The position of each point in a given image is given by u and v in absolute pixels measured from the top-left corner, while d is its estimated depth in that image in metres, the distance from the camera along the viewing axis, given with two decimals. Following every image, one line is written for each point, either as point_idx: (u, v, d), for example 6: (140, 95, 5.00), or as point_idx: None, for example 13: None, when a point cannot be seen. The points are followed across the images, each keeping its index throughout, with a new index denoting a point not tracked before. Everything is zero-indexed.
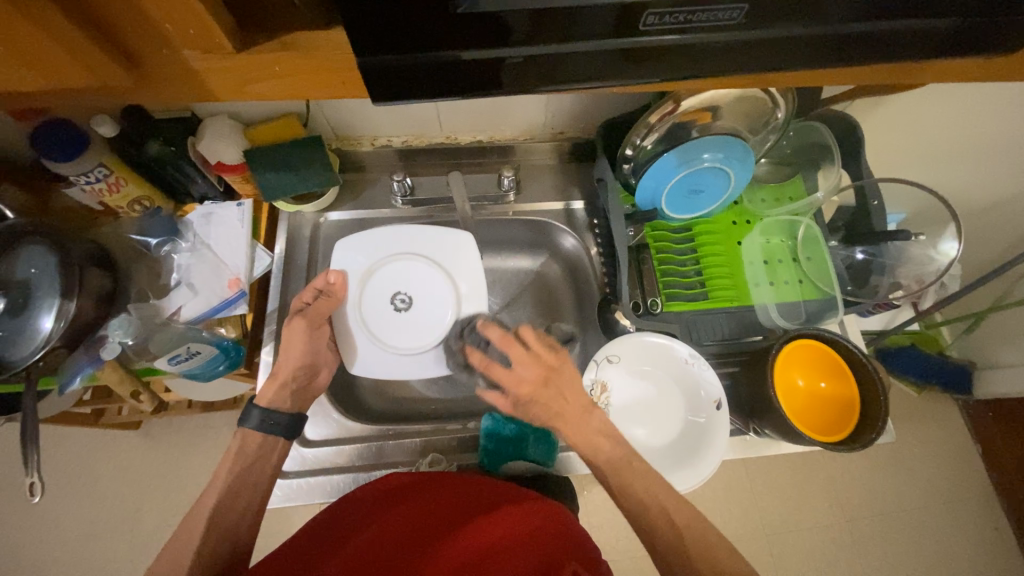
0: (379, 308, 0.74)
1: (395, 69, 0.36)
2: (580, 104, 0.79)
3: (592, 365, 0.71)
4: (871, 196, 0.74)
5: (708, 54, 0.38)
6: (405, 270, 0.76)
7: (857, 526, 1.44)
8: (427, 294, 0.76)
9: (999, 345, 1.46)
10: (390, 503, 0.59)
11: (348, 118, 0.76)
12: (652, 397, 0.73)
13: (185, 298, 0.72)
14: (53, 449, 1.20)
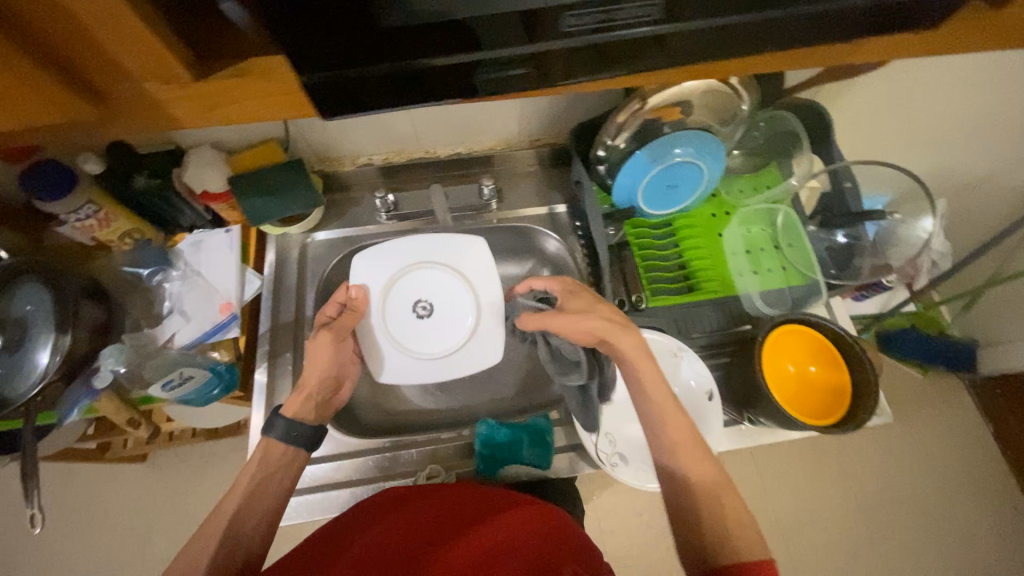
0: (403, 319, 0.76)
1: (341, 84, 0.38)
2: (554, 109, 0.80)
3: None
4: (843, 179, 0.75)
5: (640, 50, 0.40)
6: (425, 278, 0.77)
7: (874, 514, 1.42)
8: (448, 302, 0.77)
9: (1000, 320, 1.45)
10: (400, 510, 0.59)
11: (329, 140, 0.78)
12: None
13: (179, 324, 0.74)
14: (61, 487, 1.20)
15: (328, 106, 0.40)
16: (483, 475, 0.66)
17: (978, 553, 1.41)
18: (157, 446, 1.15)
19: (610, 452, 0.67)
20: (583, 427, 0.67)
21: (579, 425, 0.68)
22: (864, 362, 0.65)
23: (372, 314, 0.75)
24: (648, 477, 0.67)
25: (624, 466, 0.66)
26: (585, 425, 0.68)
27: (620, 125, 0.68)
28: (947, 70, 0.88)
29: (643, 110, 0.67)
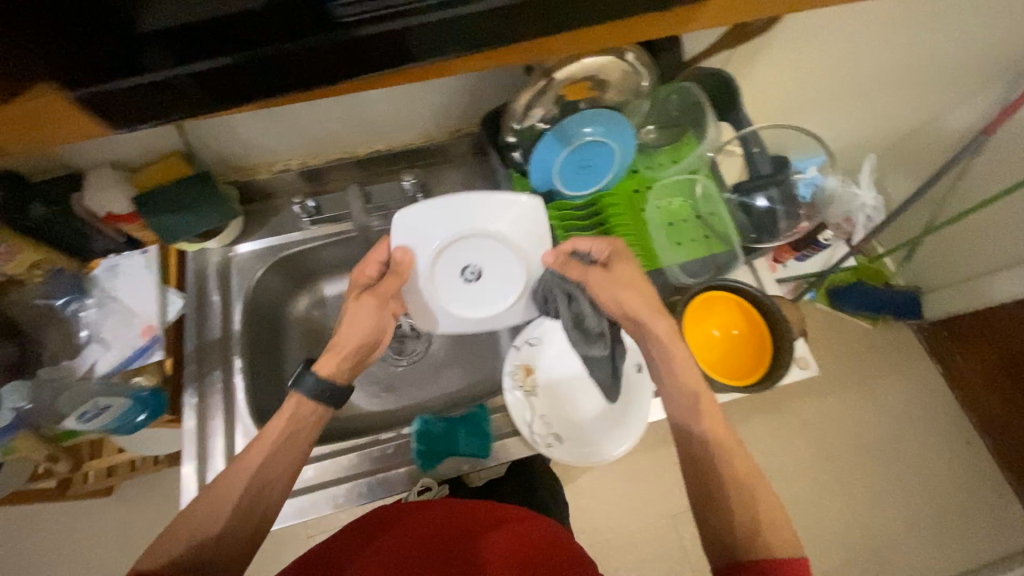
0: (452, 282, 0.71)
1: (116, 98, 0.37)
2: (465, 97, 0.80)
3: (513, 351, 0.71)
4: (753, 145, 0.77)
5: (438, 33, 0.39)
6: (476, 244, 0.70)
7: (839, 464, 1.47)
8: (497, 267, 0.71)
9: (940, 264, 1.51)
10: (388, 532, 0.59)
11: (236, 147, 0.77)
12: (579, 373, 0.72)
13: (98, 353, 0.72)
14: (22, 531, 1.17)
15: (161, 109, 0.40)
16: (422, 466, 0.65)
17: (940, 490, 1.46)
18: (121, 477, 1.13)
19: (545, 433, 0.67)
20: (516, 412, 0.67)
21: (512, 410, 0.67)
22: (779, 316, 0.67)
23: (418, 276, 0.70)
24: (583, 454, 0.67)
25: (558, 446, 0.66)
26: (519, 409, 0.68)
27: (526, 105, 0.69)
28: (851, 25, 0.90)
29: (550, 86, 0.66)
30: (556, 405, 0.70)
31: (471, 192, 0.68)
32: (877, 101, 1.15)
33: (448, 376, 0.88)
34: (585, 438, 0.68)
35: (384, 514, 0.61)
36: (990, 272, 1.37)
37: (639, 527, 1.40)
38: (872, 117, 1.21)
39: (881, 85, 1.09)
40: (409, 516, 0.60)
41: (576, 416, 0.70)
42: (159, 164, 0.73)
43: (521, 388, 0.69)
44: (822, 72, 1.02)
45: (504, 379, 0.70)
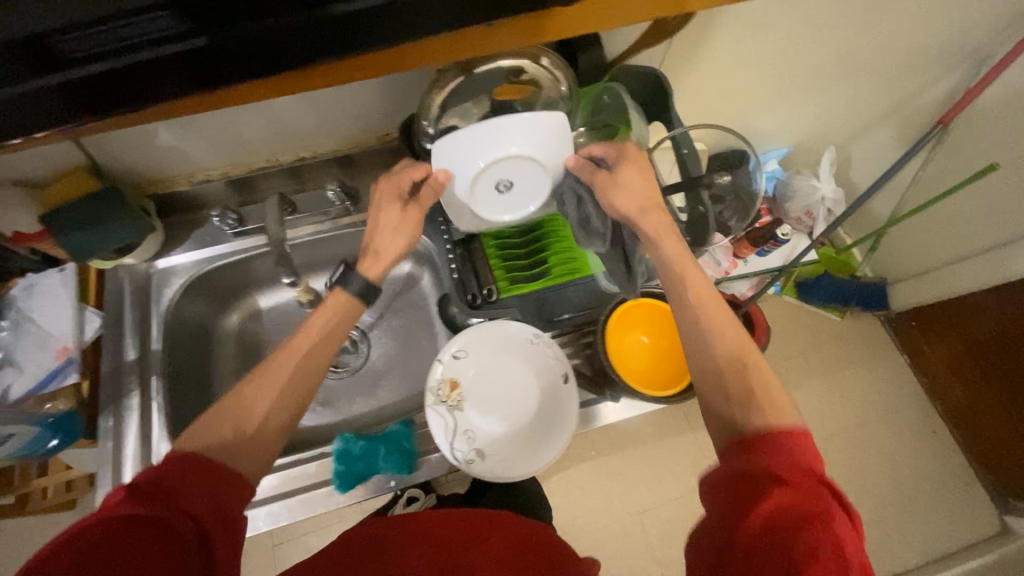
0: (487, 196, 0.66)
1: None
2: (388, 101, 0.77)
3: (437, 365, 0.69)
4: (683, 145, 0.74)
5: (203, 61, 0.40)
6: (510, 169, 0.62)
7: None
8: (527, 184, 0.65)
9: (904, 255, 1.49)
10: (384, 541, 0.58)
11: (147, 159, 0.74)
12: (507, 386, 0.69)
13: (13, 376, 0.70)
14: None
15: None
16: (343, 482, 0.64)
17: (904, 480, 1.45)
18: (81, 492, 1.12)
19: (467, 450, 0.66)
20: (437, 430, 0.66)
21: (433, 429, 0.66)
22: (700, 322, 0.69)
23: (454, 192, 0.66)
24: (506, 470, 0.65)
25: (479, 463, 0.65)
26: (440, 426, 0.66)
27: (441, 107, 0.67)
28: (787, 19, 0.88)
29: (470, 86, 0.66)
30: (481, 420, 0.67)
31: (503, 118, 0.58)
32: (829, 93, 1.13)
33: (386, 387, 0.87)
34: (509, 453, 0.66)
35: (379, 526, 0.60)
36: (952, 262, 1.36)
37: (608, 531, 1.33)
38: (825, 110, 1.19)
39: (830, 78, 1.07)
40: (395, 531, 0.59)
41: (502, 430, 0.67)
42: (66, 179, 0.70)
43: (444, 404, 0.67)
44: (766, 67, 1.00)
45: (427, 396, 0.67)
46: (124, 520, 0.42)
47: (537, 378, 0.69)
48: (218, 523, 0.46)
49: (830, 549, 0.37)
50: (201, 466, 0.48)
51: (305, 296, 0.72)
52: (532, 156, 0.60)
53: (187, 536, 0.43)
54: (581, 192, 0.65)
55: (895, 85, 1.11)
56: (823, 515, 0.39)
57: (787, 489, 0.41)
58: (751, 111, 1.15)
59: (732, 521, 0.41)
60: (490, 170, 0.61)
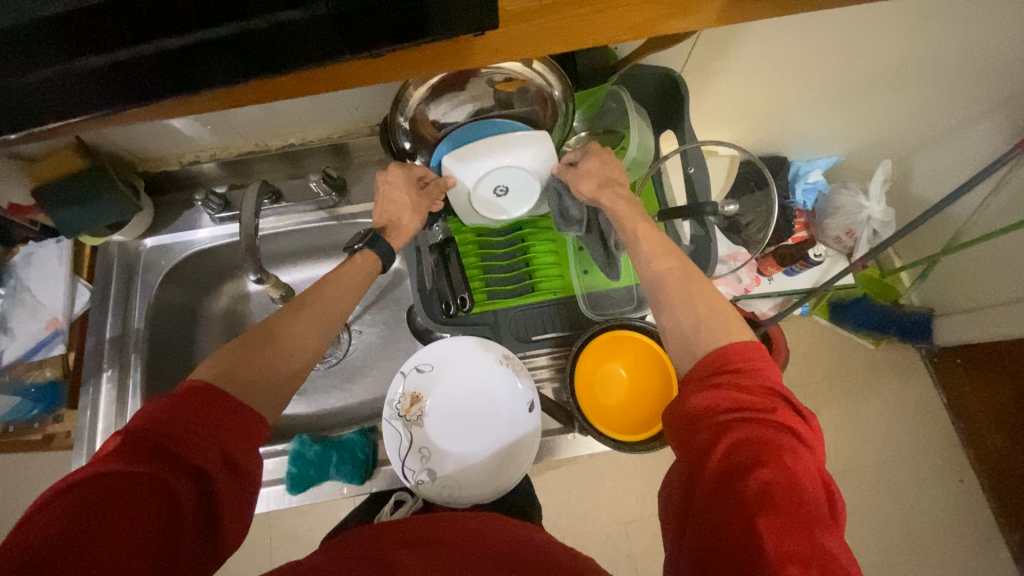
0: (488, 201, 0.65)
1: None
2: (372, 92, 0.73)
3: (398, 377, 0.68)
4: (689, 163, 0.66)
5: (62, 93, 0.34)
6: (503, 174, 0.62)
7: None
8: (523, 185, 0.64)
9: (956, 287, 1.34)
10: (371, 545, 0.55)
11: (131, 137, 0.73)
12: (468, 406, 0.68)
13: (6, 342, 0.74)
14: None
15: None
16: (294, 481, 0.65)
17: (919, 529, 1.34)
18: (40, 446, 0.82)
19: (418, 468, 0.65)
20: (392, 445, 0.65)
21: (388, 443, 0.66)
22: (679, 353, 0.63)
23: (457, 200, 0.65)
24: (456, 493, 0.64)
25: (429, 483, 0.64)
26: (395, 441, 0.66)
27: (419, 102, 0.62)
28: (836, 18, 0.77)
29: (453, 84, 0.60)
30: (437, 438, 0.66)
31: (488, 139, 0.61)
32: (886, 101, 0.99)
33: (361, 382, 0.87)
34: (461, 477, 0.65)
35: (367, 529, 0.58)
36: (1012, 302, 1.20)
37: (589, 539, 1.28)
38: (879, 120, 1.05)
39: (888, 84, 0.94)
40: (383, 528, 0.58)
41: (457, 452, 0.66)
42: (55, 156, 0.71)
43: (402, 418, 0.67)
44: (810, 70, 0.89)
45: (386, 408, 0.67)
46: (115, 480, 0.37)
47: (499, 402, 0.67)
48: (224, 476, 0.42)
49: (785, 486, 0.37)
50: (206, 410, 0.43)
51: (276, 292, 0.71)
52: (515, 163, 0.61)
53: (188, 497, 0.39)
54: (563, 187, 0.64)
55: (967, 98, 0.95)
56: (779, 452, 0.38)
57: (751, 423, 0.40)
58: (791, 116, 1.03)
59: (698, 467, 0.41)
60: (495, 170, 0.61)
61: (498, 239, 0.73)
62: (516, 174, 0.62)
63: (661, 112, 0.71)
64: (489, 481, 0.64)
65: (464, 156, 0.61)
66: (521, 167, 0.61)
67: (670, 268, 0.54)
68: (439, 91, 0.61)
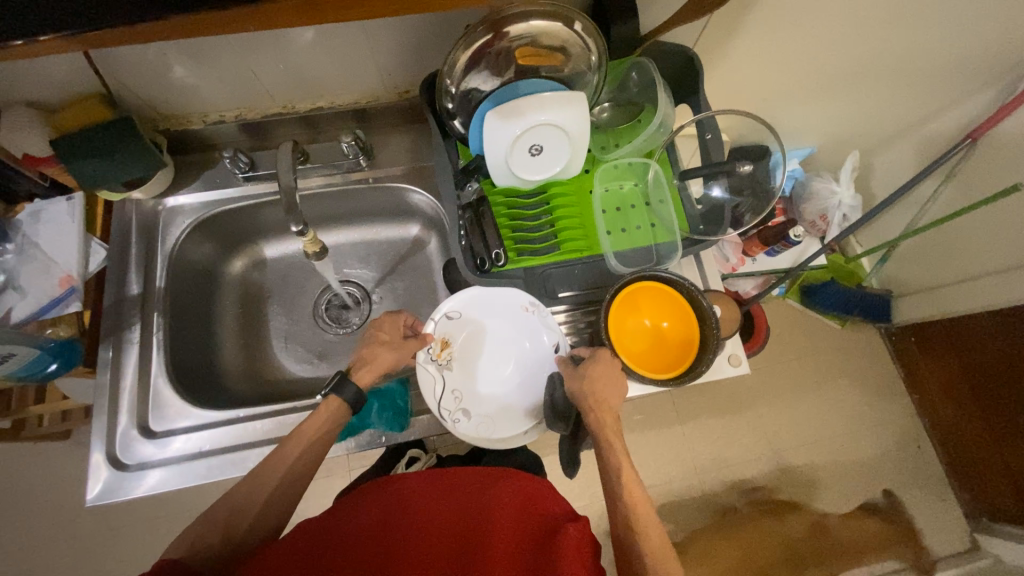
0: (522, 160, 0.70)
1: None
2: (405, 57, 0.75)
3: (432, 324, 0.72)
4: (706, 130, 0.73)
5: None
6: (537, 133, 0.67)
7: (786, 457, 1.50)
8: (555, 142, 0.69)
9: (912, 271, 1.48)
10: (389, 501, 0.59)
11: (158, 91, 0.72)
12: (496, 349, 0.73)
13: (14, 300, 0.70)
14: (41, 459, 1.34)
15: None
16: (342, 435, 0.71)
17: (881, 490, 1.48)
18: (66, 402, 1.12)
19: (454, 408, 0.69)
20: (427, 386, 0.69)
21: (423, 384, 0.69)
22: (701, 299, 0.67)
23: (494, 163, 0.69)
24: (489, 430, 0.69)
25: (465, 422, 0.68)
26: (430, 383, 0.69)
27: (465, 65, 0.65)
28: (820, 14, 0.87)
29: (495, 47, 0.64)
30: (469, 379, 0.71)
31: (521, 100, 0.65)
32: (856, 96, 1.11)
33: None
34: (494, 414, 0.70)
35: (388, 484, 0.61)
36: (961, 281, 1.34)
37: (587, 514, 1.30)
38: (851, 113, 1.17)
39: (859, 80, 1.05)
40: (403, 483, 0.61)
41: (487, 391, 0.71)
42: (76, 107, 0.69)
43: (435, 362, 0.70)
44: (794, 61, 0.98)
45: (420, 352, 0.71)
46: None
47: (527, 346, 0.73)
48: None
49: None
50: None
51: (312, 248, 0.71)
52: (549, 122, 0.66)
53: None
54: (557, 379, 0.69)
55: (924, 93, 1.07)
56: None
57: None
58: (775, 106, 1.13)
59: None
60: (530, 129, 0.66)
61: (528, 202, 0.77)
62: (549, 133, 0.67)
63: (677, 86, 0.77)
64: (519, 421, 0.69)
65: (506, 113, 0.65)
66: (554, 125, 0.66)
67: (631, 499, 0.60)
68: (486, 53, 0.65)
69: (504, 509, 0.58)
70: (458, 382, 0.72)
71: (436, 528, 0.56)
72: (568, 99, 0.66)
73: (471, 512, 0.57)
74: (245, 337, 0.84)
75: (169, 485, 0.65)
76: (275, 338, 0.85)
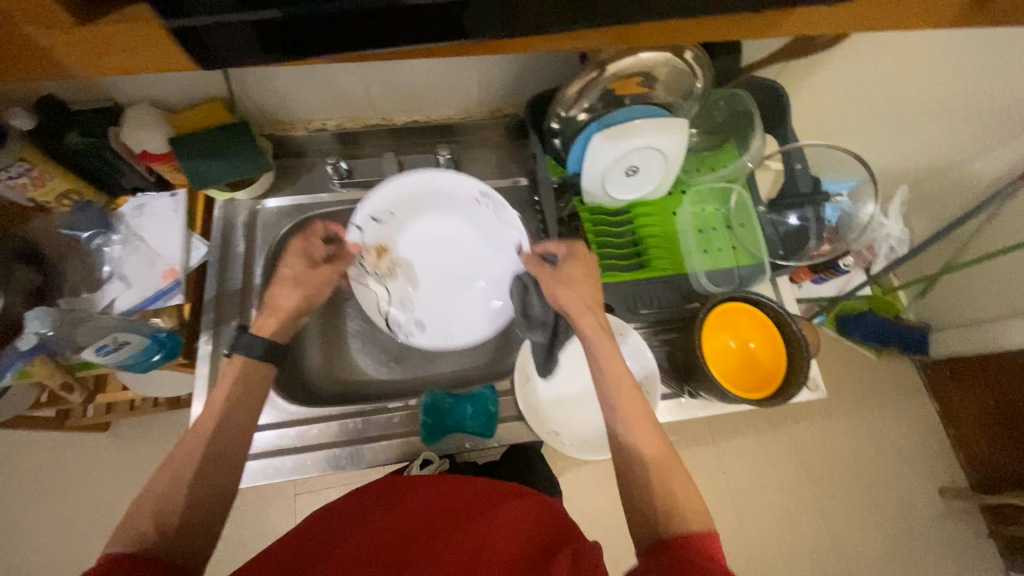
0: (616, 179, 0.74)
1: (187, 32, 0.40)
2: (510, 79, 0.79)
3: (352, 231, 0.75)
4: (795, 160, 0.78)
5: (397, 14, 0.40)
6: (633, 154, 0.70)
7: (822, 486, 1.48)
8: (649, 161, 0.72)
9: (952, 306, 1.48)
10: (390, 511, 0.57)
11: (274, 99, 0.76)
12: (449, 249, 0.81)
13: (119, 290, 0.72)
14: (80, 450, 1.35)
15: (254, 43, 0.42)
16: (427, 443, 0.71)
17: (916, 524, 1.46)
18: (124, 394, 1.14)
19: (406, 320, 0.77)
20: (368, 297, 0.76)
21: (364, 297, 0.76)
22: (793, 326, 0.68)
23: (589, 182, 0.73)
24: (441, 337, 0.77)
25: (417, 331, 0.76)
26: (372, 293, 0.77)
27: (575, 94, 0.68)
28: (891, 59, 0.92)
29: (595, 81, 0.67)
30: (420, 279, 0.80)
31: (618, 126, 0.68)
32: None
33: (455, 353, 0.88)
34: (447, 321, 0.79)
35: (399, 484, 0.63)
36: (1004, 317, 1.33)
37: (624, 535, 1.29)
38: None
39: None
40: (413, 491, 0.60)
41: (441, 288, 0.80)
42: (198, 109, 0.73)
43: (370, 271, 0.77)
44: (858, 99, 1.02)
45: (352, 267, 0.75)
46: None
47: (483, 245, 0.81)
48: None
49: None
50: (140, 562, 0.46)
51: None
52: (647, 145, 0.69)
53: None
54: (531, 283, 0.73)
55: None
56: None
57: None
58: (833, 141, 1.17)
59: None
60: (631, 151, 0.69)
61: (615, 219, 0.79)
62: (645, 154, 0.71)
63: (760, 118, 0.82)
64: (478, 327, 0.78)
65: (611, 135, 0.68)
66: (652, 148, 0.70)
67: (669, 486, 0.54)
68: (596, 86, 0.68)
69: (508, 525, 0.54)
70: (404, 289, 0.79)
71: (433, 527, 0.55)
72: (663, 123, 0.69)
73: (473, 519, 0.55)
74: (327, 338, 0.86)
75: (263, 474, 0.70)
76: (352, 340, 0.87)
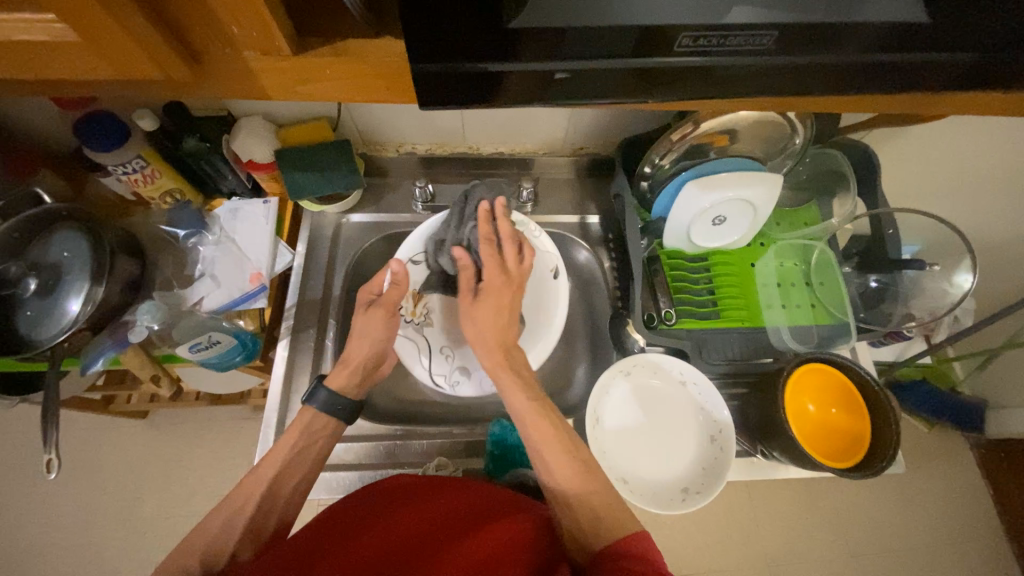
0: (700, 227, 0.73)
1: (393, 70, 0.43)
2: (600, 122, 0.82)
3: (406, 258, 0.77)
4: (886, 225, 0.76)
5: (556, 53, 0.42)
6: (720, 202, 0.69)
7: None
8: (736, 211, 0.72)
9: None
10: (393, 515, 0.55)
11: (374, 122, 0.79)
12: None
13: (208, 288, 0.75)
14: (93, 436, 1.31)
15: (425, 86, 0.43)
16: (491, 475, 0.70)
17: None
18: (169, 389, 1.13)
19: (452, 374, 0.78)
20: (408, 341, 0.77)
21: (404, 341, 0.77)
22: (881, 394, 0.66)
23: (676, 228, 0.73)
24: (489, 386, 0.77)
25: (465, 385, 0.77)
26: (412, 337, 0.78)
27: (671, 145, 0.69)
28: (973, 133, 0.92)
29: (688, 135, 0.68)
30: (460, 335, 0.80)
31: (710, 176, 0.68)
32: None
33: None
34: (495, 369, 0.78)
35: (412, 484, 0.60)
36: None
37: None
38: None
39: None
40: (421, 495, 0.58)
41: None
42: (305, 125, 0.77)
43: (410, 319, 0.78)
44: (934, 168, 1.01)
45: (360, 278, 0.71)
46: None
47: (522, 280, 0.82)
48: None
49: None
50: None
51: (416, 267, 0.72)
52: (736, 195, 0.69)
53: None
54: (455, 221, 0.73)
55: None
56: None
57: None
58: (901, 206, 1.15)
59: None
60: (720, 204, 0.70)
61: (694, 264, 0.79)
62: (734, 205, 0.71)
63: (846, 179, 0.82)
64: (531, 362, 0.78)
65: (703, 185, 0.68)
66: (741, 200, 0.70)
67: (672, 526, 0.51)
68: (690, 140, 0.68)
69: (518, 541, 0.50)
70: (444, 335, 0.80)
71: (434, 530, 0.53)
72: (757, 177, 0.69)
73: (479, 531, 0.52)
74: None
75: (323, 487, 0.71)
76: None
